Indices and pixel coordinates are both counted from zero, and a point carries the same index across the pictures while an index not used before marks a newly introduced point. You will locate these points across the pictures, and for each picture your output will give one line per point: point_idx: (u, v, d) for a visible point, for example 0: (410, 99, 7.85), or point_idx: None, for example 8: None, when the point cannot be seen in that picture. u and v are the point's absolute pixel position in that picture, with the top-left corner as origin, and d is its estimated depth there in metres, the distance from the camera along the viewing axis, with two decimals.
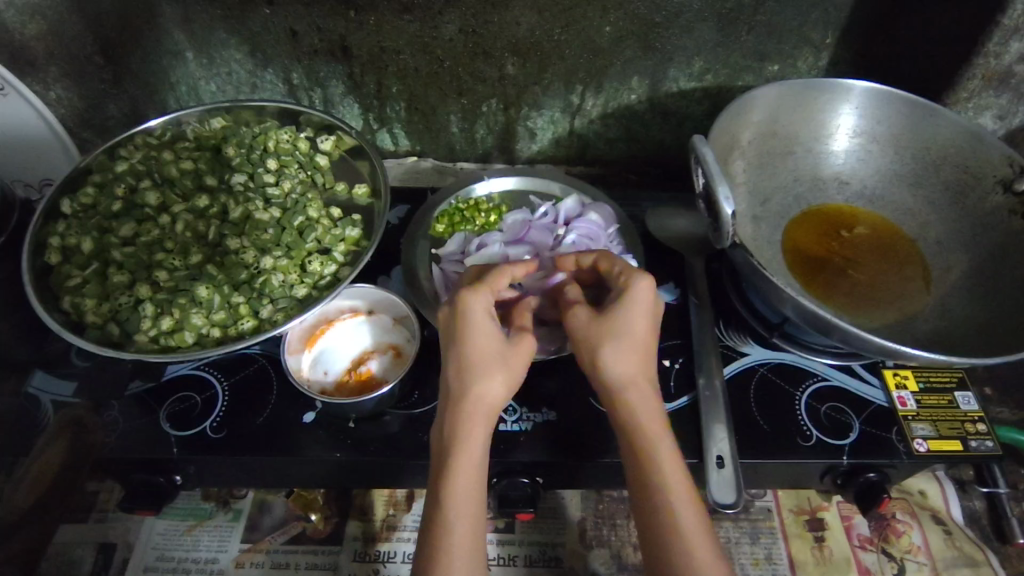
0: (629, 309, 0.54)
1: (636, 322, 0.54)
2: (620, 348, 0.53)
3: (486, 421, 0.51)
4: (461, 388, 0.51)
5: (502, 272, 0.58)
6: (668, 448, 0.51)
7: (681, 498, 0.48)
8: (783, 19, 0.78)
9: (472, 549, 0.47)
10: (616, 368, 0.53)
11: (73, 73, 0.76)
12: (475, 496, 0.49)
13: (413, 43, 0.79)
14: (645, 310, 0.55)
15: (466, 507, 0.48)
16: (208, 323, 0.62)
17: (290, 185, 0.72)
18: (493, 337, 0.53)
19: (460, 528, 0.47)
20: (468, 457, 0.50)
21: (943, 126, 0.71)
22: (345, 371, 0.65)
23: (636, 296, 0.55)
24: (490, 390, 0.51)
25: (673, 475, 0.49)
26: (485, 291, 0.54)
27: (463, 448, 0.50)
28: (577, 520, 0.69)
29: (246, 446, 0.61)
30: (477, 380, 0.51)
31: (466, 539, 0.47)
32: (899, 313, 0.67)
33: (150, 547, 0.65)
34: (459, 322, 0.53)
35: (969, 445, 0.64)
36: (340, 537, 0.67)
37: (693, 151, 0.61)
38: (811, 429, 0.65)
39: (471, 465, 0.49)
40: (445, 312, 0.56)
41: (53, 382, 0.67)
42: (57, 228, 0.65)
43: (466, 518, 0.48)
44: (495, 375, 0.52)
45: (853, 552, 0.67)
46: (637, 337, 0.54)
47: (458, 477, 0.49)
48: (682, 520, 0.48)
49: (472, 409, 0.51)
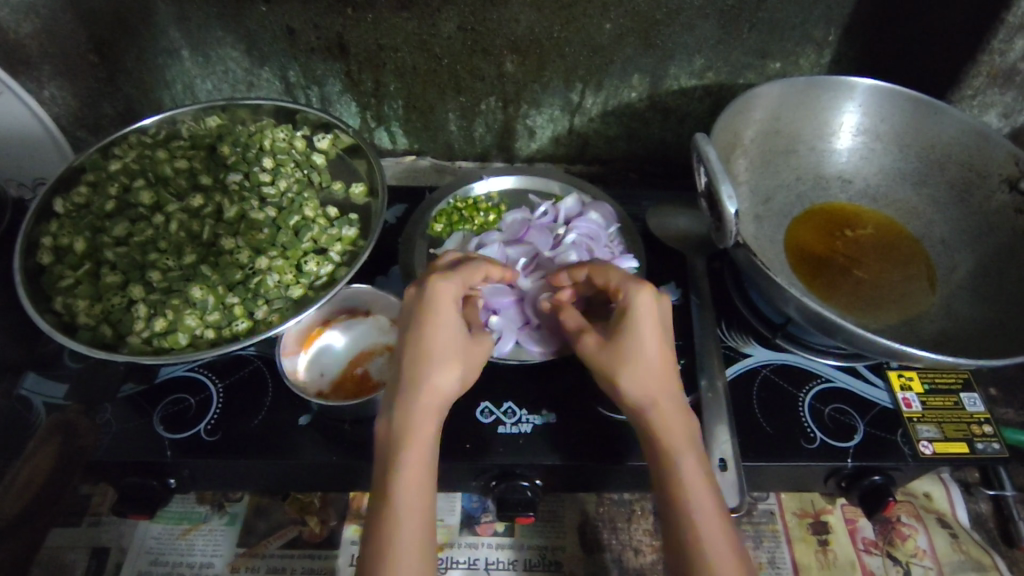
0: (643, 325, 0.53)
1: (639, 326, 0.53)
2: (637, 365, 0.52)
3: (437, 412, 0.50)
4: (415, 378, 0.50)
5: (474, 268, 0.58)
6: (688, 452, 0.49)
7: (703, 506, 0.47)
8: (786, 15, 0.77)
9: (419, 545, 0.45)
10: (637, 387, 0.51)
11: (67, 72, 0.75)
12: (426, 492, 0.47)
13: (410, 40, 0.78)
14: (654, 325, 0.53)
15: (416, 502, 0.46)
16: (202, 325, 0.60)
17: (285, 184, 0.71)
18: (453, 327, 0.53)
19: (407, 524, 0.45)
20: (421, 450, 0.48)
21: (948, 124, 0.70)
22: (340, 372, 0.64)
23: (642, 312, 0.53)
24: (445, 380, 0.50)
25: (695, 483, 0.48)
26: (456, 281, 0.54)
27: (415, 440, 0.48)
28: (577, 523, 0.68)
29: (240, 449, 0.60)
30: (433, 369, 0.50)
31: (412, 534, 0.45)
32: (904, 314, 0.66)
33: (144, 551, 0.64)
34: (425, 307, 0.53)
35: (975, 448, 0.63)
36: (336, 541, 0.66)
37: (696, 149, 0.60)
38: (815, 432, 0.64)
39: (420, 457, 0.47)
40: (410, 297, 0.55)
41: (45, 383, 0.66)
42: (50, 227, 0.64)
43: (416, 514, 0.46)
44: (452, 367, 0.51)
45: (857, 556, 0.66)
46: (648, 345, 0.52)
47: (408, 471, 0.47)
48: (700, 524, 0.46)
49: (428, 400, 0.49)
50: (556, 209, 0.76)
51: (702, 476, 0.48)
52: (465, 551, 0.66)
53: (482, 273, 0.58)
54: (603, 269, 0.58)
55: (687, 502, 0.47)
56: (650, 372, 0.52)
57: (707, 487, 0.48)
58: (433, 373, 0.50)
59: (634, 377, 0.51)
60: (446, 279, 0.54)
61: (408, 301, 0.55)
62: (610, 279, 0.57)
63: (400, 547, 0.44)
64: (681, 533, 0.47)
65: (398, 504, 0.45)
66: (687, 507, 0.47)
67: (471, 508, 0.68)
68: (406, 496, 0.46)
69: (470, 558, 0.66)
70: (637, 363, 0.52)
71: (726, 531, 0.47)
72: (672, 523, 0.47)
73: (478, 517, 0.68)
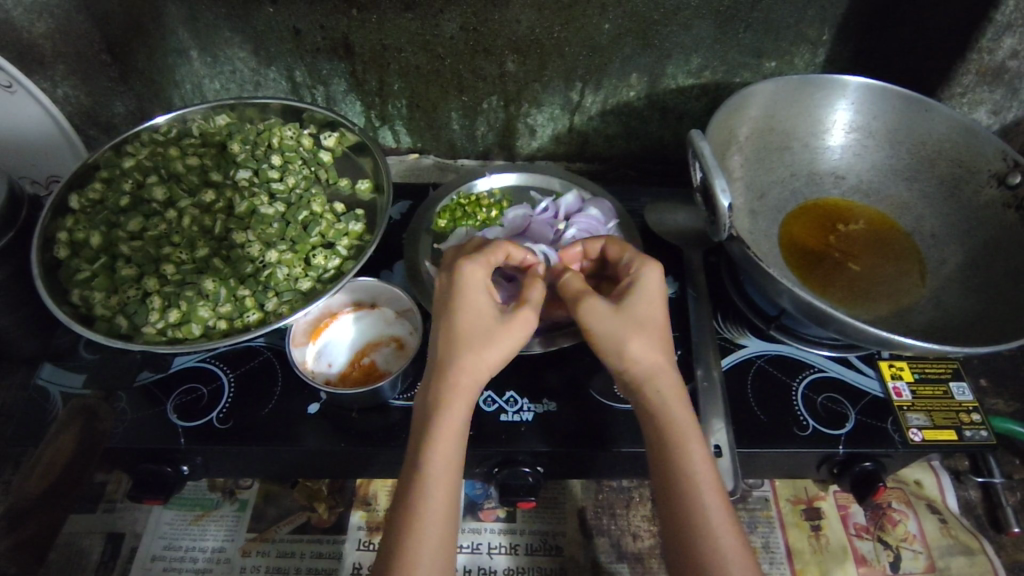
0: (648, 299, 0.56)
1: (649, 309, 0.55)
2: (641, 335, 0.54)
3: (470, 394, 0.52)
4: (446, 361, 0.52)
5: (499, 247, 0.59)
6: (697, 438, 0.51)
7: (712, 496, 0.48)
8: (781, 16, 0.79)
9: (446, 521, 0.47)
10: (642, 355, 0.53)
11: (81, 72, 0.78)
12: (452, 485, 0.49)
13: (414, 41, 0.80)
14: (659, 297, 0.56)
15: (440, 493, 0.48)
16: (215, 316, 0.63)
17: (294, 181, 0.73)
18: (484, 311, 0.55)
19: (431, 508, 0.47)
20: (446, 442, 0.49)
21: (938, 121, 0.72)
22: (348, 361, 0.66)
23: (651, 283, 0.57)
24: (479, 362, 0.52)
25: (703, 472, 0.49)
26: (482, 264, 0.56)
27: (440, 429, 0.49)
28: (577, 509, 0.70)
29: (252, 435, 0.62)
30: (463, 353, 0.52)
31: (430, 526, 0.46)
32: (895, 305, 0.68)
33: (158, 536, 0.66)
34: (454, 293, 0.55)
35: (963, 435, 0.65)
36: (344, 526, 0.68)
37: (691, 146, 0.62)
38: (808, 419, 0.66)
39: (443, 450, 0.49)
40: (441, 284, 0.57)
41: (62, 373, 0.68)
42: (66, 222, 0.67)
43: (440, 498, 0.48)
44: (484, 350, 0.52)
45: (849, 541, 0.68)
46: (658, 325, 0.55)
47: (431, 463, 0.48)
48: (709, 515, 0.48)
49: (456, 385, 0.51)
50: (556, 205, 0.78)
51: (709, 462, 0.50)
52: (469, 536, 0.68)
53: (505, 254, 0.59)
54: (619, 243, 0.63)
55: (696, 487, 0.48)
56: (657, 353, 0.53)
57: (716, 482, 0.49)
58: (460, 360, 0.52)
59: (638, 344, 0.53)
60: (470, 264, 0.55)
61: (440, 291, 0.57)
62: (623, 252, 0.61)
63: (421, 537, 0.46)
64: (692, 533, 0.47)
65: (424, 490, 0.47)
66: (695, 493, 0.48)
67: (474, 495, 0.71)
68: (432, 489, 0.47)
69: (472, 543, 0.68)
70: (637, 332, 0.54)
71: (733, 516, 0.48)
72: (677, 514, 0.49)
73: (481, 504, 0.70)
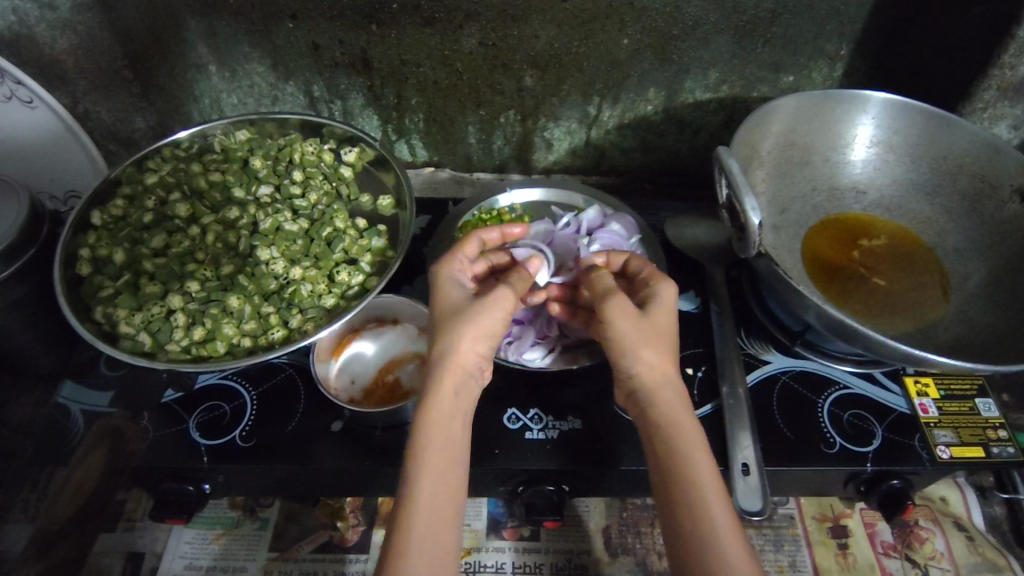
0: (659, 306, 0.56)
1: (663, 320, 0.56)
2: (640, 343, 0.54)
3: (466, 390, 0.53)
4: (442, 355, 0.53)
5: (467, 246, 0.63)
6: (696, 439, 0.51)
7: (712, 495, 0.48)
8: (799, 31, 0.79)
9: (446, 508, 0.47)
10: (644, 363, 0.54)
11: (102, 87, 0.79)
12: (451, 483, 0.48)
13: (432, 56, 0.80)
14: (670, 311, 0.57)
15: (437, 487, 0.47)
16: (239, 333, 0.63)
17: (315, 197, 0.73)
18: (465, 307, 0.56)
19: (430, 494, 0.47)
20: (443, 431, 0.50)
21: (960, 136, 0.71)
22: (372, 379, 0.66)
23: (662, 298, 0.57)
24: (468, 355, 0.53)
25: (698, 470, 0.49)
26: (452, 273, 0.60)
27: (437, 421, 0.50)
28: (601, 528, 0.69)
29: (273, 454, 0.62)
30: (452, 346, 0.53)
31: (436, 526, 0.46)
32: (918, 321, 0.68)
33: (178, 556, 0.65)
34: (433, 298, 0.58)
35: (991, 452, 0.65)
36: (365, 545, 0.67)
37: (718, 162, 0.62)
38: (835, 437, 0.65)
39: (441, 450, 0.49)
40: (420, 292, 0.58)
41: (85, 392, 0.67)
42: (88, 238, 0.66)
43: (437, 485, 0.47)
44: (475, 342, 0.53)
45: (876, 559, 0.68)
46: (661, 334, 0.55)
47: (430, 461, 0.48)
48: (712, 512, 0.47)
49: (453, 374, 0.52)
50: (578, 219, 0.77)
51: (713, 475, 0.49)
52: (492, 555, 0.68)
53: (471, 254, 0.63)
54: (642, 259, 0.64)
55: (693, 483, 0.48)
56: (663, 364, 0.54)
57: (715, 480, 0.49)
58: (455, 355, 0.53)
59: (649, 352, 0.54)
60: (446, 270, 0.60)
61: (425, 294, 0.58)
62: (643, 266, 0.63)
63: (420, 523, 0.46)
64: (693, 531, 0.47)
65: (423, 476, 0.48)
66: (691, 498, 0.47)
67: (497, 513, 0.70)
68: (428, 482, 0.47)
69: (495, 563, 0.67)
70: (648, 339, 0.54)
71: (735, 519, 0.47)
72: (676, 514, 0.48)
73: (504, 522, 0.69)
